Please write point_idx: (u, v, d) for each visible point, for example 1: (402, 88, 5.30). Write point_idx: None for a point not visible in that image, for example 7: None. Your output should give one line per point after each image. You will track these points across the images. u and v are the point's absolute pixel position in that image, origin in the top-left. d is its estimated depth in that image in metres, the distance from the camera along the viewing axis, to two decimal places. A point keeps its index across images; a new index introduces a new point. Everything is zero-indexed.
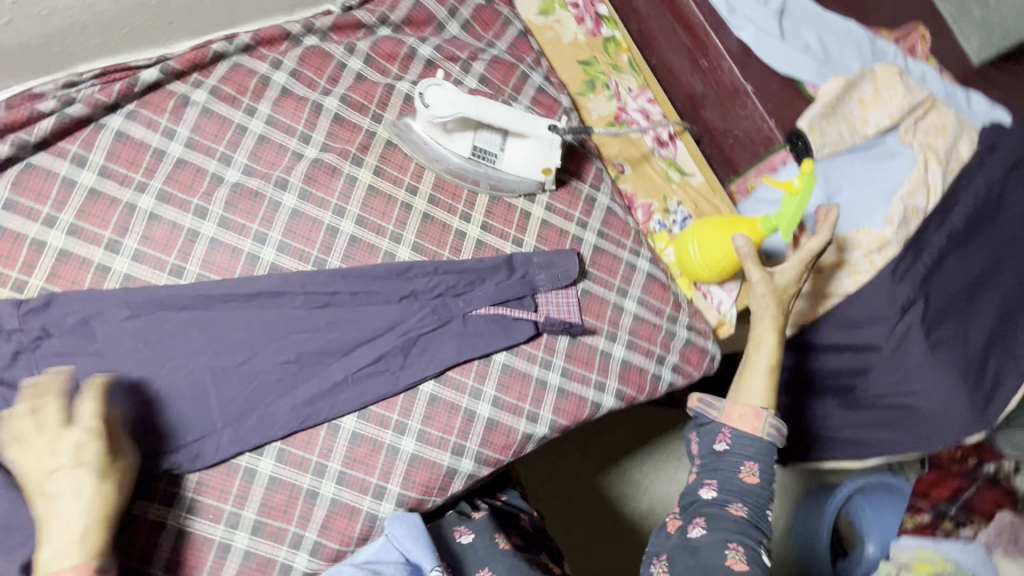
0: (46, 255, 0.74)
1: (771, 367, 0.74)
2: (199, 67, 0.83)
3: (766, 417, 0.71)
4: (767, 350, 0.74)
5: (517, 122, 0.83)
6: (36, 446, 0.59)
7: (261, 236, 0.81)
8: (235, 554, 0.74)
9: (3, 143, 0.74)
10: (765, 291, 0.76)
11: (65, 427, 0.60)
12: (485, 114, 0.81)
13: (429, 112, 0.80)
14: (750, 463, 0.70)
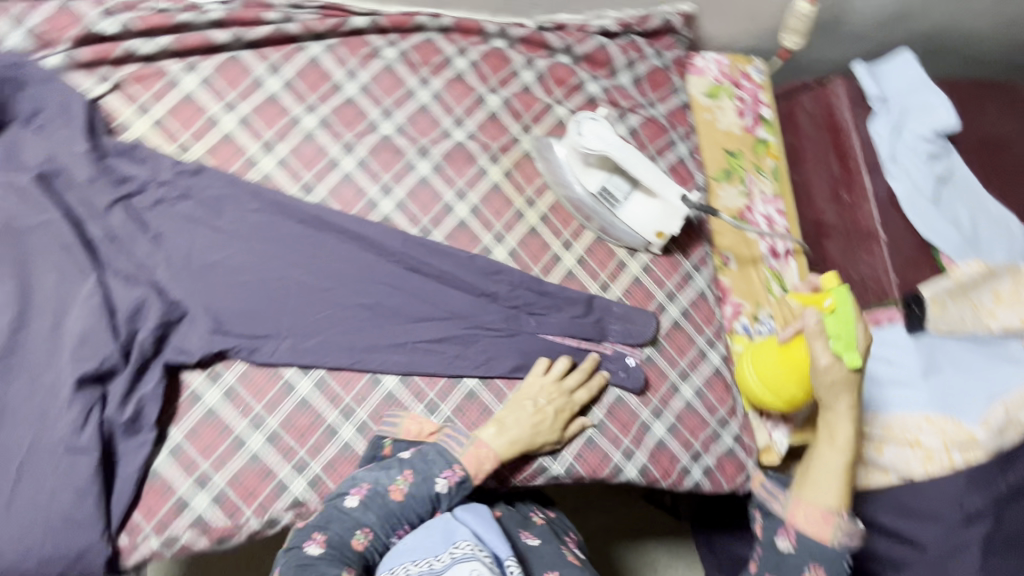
0: (214, 132, 0.83)
1: (844, 466, 0.74)
2: (399, 30, 0.92)
3: (835, 522, 0.71)
4: (840, 447, 0.75)
5: (652, 181, 0.85)
6: (542, 382, 0.81)
7: (386, 188, 0.87)
8: (244, 452, 0.73)
9: (226, 32, 0.84)
10: (833, 380, 0.74)
11: (559, 376, 0.82)
12: (629, 161, 0.84)
13: (581, 142, 0.85)
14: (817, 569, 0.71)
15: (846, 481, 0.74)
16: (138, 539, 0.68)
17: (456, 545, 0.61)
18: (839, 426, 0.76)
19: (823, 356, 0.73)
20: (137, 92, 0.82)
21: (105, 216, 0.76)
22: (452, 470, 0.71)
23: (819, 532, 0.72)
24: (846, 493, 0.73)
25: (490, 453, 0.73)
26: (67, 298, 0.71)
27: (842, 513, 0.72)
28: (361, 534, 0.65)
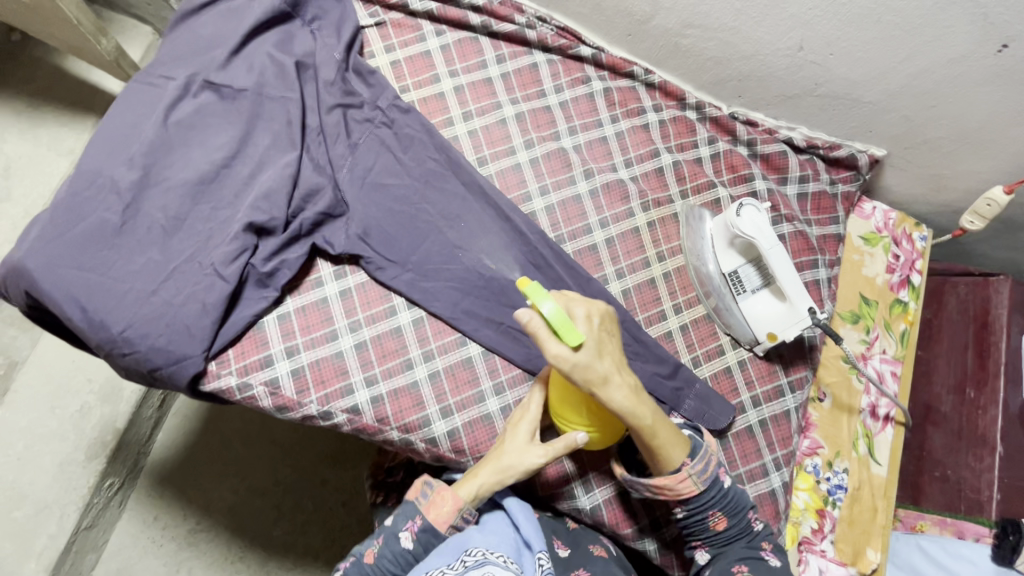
0: (432, 87, 0.96)
1: (663, 430, 0.72)
2: (612, 70, 1.03)
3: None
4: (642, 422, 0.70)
5: (783, 282, 0.84)
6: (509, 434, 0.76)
7: (544, 189, 0.95)
8: (333, 346, 0.80)
9: (479, 17, 0.98)
10: (592, 363, 0.66)
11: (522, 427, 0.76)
12: (773, 257, 0.84)
13: (733, 220, 0.87)
14: None
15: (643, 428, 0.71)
16: (223, 372, 0.76)
17: (467, 551, 0.71)
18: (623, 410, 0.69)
19: (560, 346, 0.64)
20: (392, 34, 0.97)
21: (324, 113, 0.89)
22: (416, 517, 0.73)
23: (691, 492, 0.74)
24: (678, 439, 0.73)
25: (447, 498, 0.73)
26: (270, 161, 0.84)
27: (687, 462, 0.73)
28: (373, 544, 0.73)
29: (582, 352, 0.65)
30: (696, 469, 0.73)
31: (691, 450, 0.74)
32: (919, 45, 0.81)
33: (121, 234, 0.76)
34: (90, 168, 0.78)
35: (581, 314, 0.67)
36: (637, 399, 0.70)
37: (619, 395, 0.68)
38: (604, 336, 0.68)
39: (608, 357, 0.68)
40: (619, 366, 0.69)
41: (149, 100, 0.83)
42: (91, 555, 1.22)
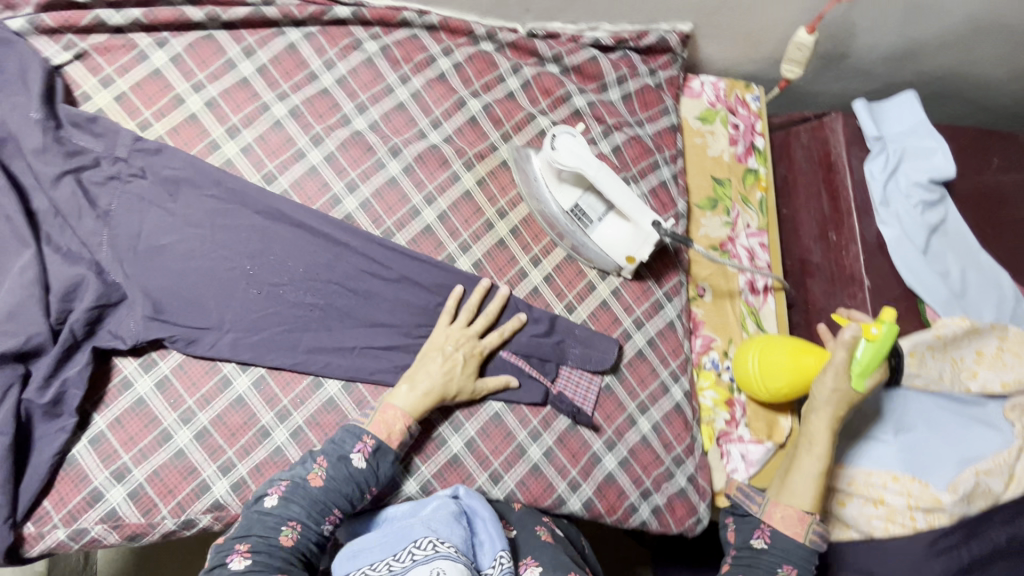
0: (179, 111, 0.80)
1: (818, 472, 0.74)
2: (384, 24, 0.89)
3: (811, 524, 0.72)
4: (819, 454, 0.74)
5: (624, 204, 0.82)
6: (455, 328, 0.78)
7: (352, 185, 0.84)
8: (169, 448, 0.70)
9: (200, 10, 0.81)
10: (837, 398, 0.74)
11: (467, 325, 0.80)
12: (602, 180, 0.81)
13: (553, 158, 0.83)
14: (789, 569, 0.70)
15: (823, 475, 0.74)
16: (44, 529, 0.65)
17: (415, 542, 0.63)
18: (817, 437, 0.75)
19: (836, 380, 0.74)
20: (102, 64, 0.79)
21: (48, 190, 0.73)
22: (369, 438, 0.69)
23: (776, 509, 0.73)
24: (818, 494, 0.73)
25: (397, 414, 0.71)
26: (1, 271, 0.69)
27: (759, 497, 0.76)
28: (290, 529, 0.62)
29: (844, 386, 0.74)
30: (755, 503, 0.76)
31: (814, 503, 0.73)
32: None
33: None
34: None
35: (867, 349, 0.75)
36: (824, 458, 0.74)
37: (818, 435, 0.75)
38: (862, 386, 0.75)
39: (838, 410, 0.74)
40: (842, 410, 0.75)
41: None
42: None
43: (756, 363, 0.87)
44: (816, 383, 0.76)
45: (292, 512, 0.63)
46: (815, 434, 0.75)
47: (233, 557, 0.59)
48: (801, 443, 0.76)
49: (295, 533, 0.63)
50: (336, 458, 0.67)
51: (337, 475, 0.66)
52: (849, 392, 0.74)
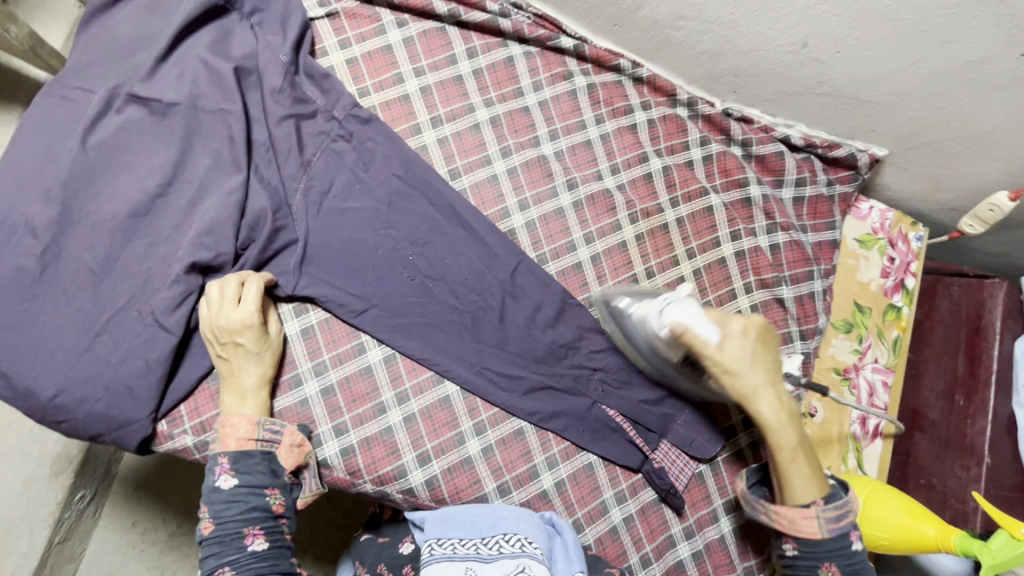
0: (396, 89, 0.85)
1: (808, 466, 0.69)
2: (597, 64, 0.92)
3: (819, 515, 0.68)
4: (791, 449, 0.70)
5: (687, 319, 0.70)
6: (224, 304, 0.68)
7: (524, 204, 0.87)
8: (297, 394, 0.74)
9: (445, 5, 0.86)
10: (766, 389, 0.71)
11: (233, 300, 0.69)
12: (724, 345, 0.70)
13: (655, 323, 0.72)
14: (829, 566, 0.68)
15: (813, 464, 0.70)
16: (175, 431, 0.69)
17: (506, 537, 0.66)
18: (767, 413, 0.70)
19: (754, 369, 0.71)
20: (345, 26, 0.84)
21: (268, 124, 0.77)
22: (224, 456, 0.66)
23: (812, 536, 0.68)
24: (818, 477, 0.70)
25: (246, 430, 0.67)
26: (210, 185, 0.74)
27: (819, 503, 0.68)
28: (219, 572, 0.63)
29: (761, 371, 0.71)
30: (828, 514, 0.67)
31: (828, 494, 0.69)
32: (932, 45, 0.72)
33: (43, 283, 0.66)
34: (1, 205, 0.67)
35: (736, 330, 0.71)
36: (804, 448, 0.70)
37: (774, 426, 0.70)
38: (771, 348, 0.73)
39: (780, 390, 0.72)
40: (769, 376, 0.72)
41: (64, 117, 0.71)
42: (68, 567, 1.21)
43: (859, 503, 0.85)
44: (744, 400, 0.71)
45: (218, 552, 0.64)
46: (766, 418, 0.70)
47: (250, 539, 0.64)
48: (771, 450, 0.70)
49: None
50: (249, 518, 0.65)
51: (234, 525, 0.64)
52: (768, 343, 0.73)
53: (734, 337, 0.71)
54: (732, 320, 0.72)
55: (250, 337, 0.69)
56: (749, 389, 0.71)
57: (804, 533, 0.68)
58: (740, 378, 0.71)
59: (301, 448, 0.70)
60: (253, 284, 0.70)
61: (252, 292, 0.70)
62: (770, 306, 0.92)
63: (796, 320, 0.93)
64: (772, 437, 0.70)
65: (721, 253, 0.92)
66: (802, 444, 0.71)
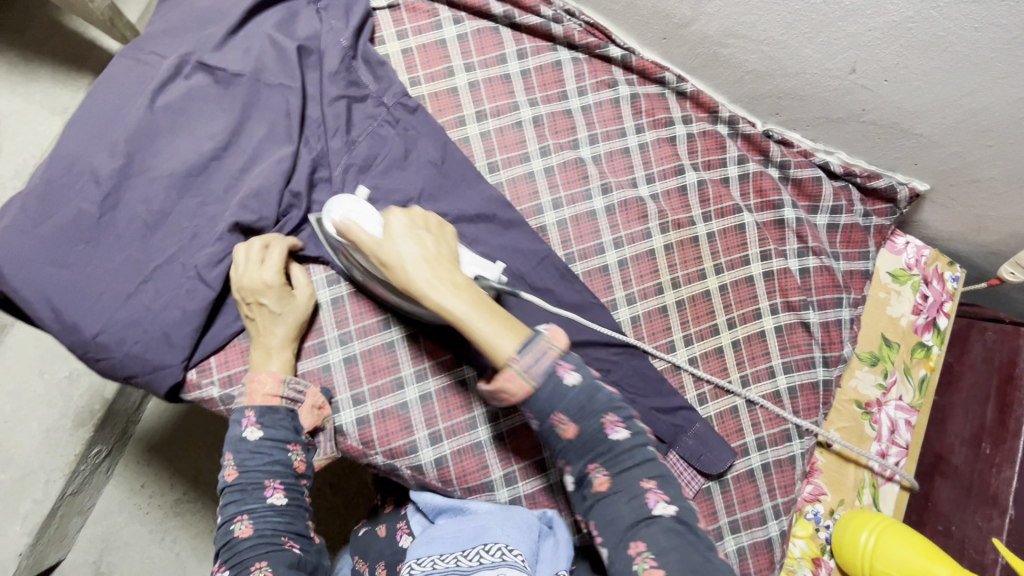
0: (445, 81, 0.88)
1: (489, 314, 0.53)
2: (642, 75, 0.94)
3: (511, 353, 0.52)
4: (455, 304, 0.54)
5: (351, 217, 0.64)
6: (252, 266, 0.71)
7: (558, 203, 0.89)
8: (320, 360, 0.76)
9: (501, 7, 0.90)
10: (427, 266, 0.56)
11: (260, 263, 0.71)
12: (384, 227, 0.59)
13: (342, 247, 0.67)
14: (558, 420, 0.54)
15: (479, 299, 0.54)
16: (203, 381, 0.72)
17: (485, 547, 0.63)
18: (424, 285, 0.54)
19: (413, 247, 0.58)
20: (405, 18, 0.88)
21: (322, 103, 0.81)
22: (252, 410, 0.69)
23: (522, 394, 0.52)
24: (501, 316, 0.54)
25: (271, 386, 0.70)
26: (261, 154, 0.77)
27: (514, 357, 0.52)
28: (240, 521, 0.64)
29: (417, 245, 0.57)
30: (523, 364, 0.52)
31: (522, 340, 0.53)
32: (983, 81, 0.72)
33: (99, 228, 0.70)
34: (69, 152, 0.71)
35: (391, 218, 0.60)
36: (482, 306, 0.54)
37: (436, 300, 0.54)
38: (441, 230, 0.62)
39: (454, 266, 0.57)
40: (427, 242, 0.58)
41: (137, 78, 0.76)
42: (76, 518, 1.26)
43: (871, 540, 0.83)
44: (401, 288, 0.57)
45: (241, 499, 0.65)
46: (425, 293, 0.54)
47: (270, 491, 0.66)
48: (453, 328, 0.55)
49: (247, 525, 0.64)
50: (271, 470, 0.67)
51: (257, 474, 0.67)
52: (432, 228, 0.61)
53: (396, 222, 0.59)
54: (393, 211, 0.61)
55: (274, 298, 0.71)
56: (404, 265, 0.56)
57: (509, 394, 0.52)
58: (395, 269, 0.56)
59: (321, 411, 0.73)
60: (274, 249, 0.72)
61: (273, 255, 0.72)
62: (794, 329, 0.91)
63: (820, 345, 0.92)
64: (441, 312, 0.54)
65: (749, 271, 0.92)
66: (477, 300, 0.54)
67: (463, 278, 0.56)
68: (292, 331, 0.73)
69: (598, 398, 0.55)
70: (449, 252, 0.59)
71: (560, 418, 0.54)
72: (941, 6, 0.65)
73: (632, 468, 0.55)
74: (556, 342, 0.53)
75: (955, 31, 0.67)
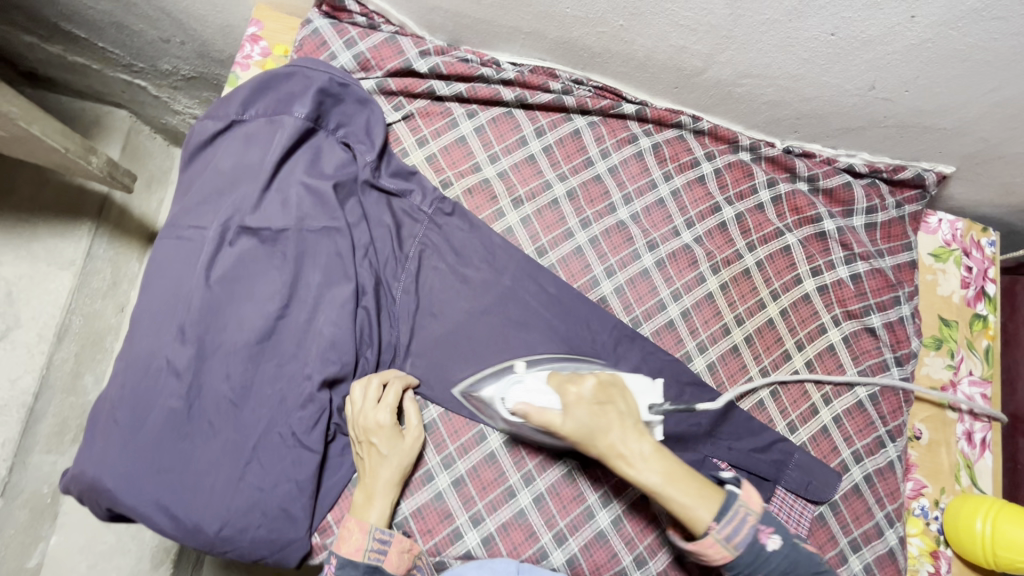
0: (475, 176, 0.89)
1: (671, 477, 0.62)
2: (659, 123, 0.95)
3: (716, 532, 0.61)
4: (648, 472, 0.63)
5: (526, 396, 0.69)
6: (363, 409, 0.73)
7: (610, 269, 0.90)
8: (430, 488, 0.77)
9: (512, 92, 0.90)
10: (621, 442, 0.64)
11: (375, 407, 0.73)
12: (564, 387, 0.67)
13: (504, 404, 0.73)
14: (764, 548, 0.62)
15: (673, 472, 0.63)
16: (328, 540, 0.74)
17: None
18: (623, 460, 0.63)
19: (594, 421, 0.65)
20: (421, 126, 0.88)
21: (368, 234, 0.81)
22: (334, 558, 0.69)
23: (723, 559, 0.62)
24: (702, 489, 0.63)
25: (357, 537, 0.69)
26: (320, 301, 0.76)
27: (713, 526, 0.61)
28: None
29: (606, 420, 0.65)
30: (723, 534, 0.61)
31: (719, 508, 0.62)
32: (1011, 77, 0.74)
33: (191, 420, 0.70)
34: (142, 351, 0.71)
35: (574, 394, 0.66)
36: (684, 480, 0.63)
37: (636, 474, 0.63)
38: (612, 390, 0.68)
39: (639, 430, 0.65)
40: (603, 407, 0.66)
41: (185, 257, 0.75)
42: None
43: (988, 528, 0.85)
44: (583, 440, 0.65)
45: None
46: (619, 466, 0.64)
47: None
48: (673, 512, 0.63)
49: None
50: None
51: None
52: (603, 386, 0.68)
53: (578, 397, 0.66)
54: (569, 383, 0.68)
55: (380, 443, 0.72)
56: (594, 438, 0.65)
57: (714, 559, 0.63)
58: (595, 443, 0.65)
59: (410, 551, 0.72)
60: (384, 393, 0.74)
61: (385, 398, 0.74)
62: (861, 336, 0.93)
63: (889, 347, 0.94)
64: (638, 482, 0.63)
65: (804, 289, 0.94)
66: (671, 471, 0.63)
67: (639, 435, 0.65)
68: (393, 474, 0.73)
69: (796, 560, 0.63)
70: (622, 413, 0.66)
71: (772, 542, 0.63)
72: (960, 26, 0.67)
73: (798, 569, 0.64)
74: (753, 508, 0.63)
75: (977, 43, 0.69)
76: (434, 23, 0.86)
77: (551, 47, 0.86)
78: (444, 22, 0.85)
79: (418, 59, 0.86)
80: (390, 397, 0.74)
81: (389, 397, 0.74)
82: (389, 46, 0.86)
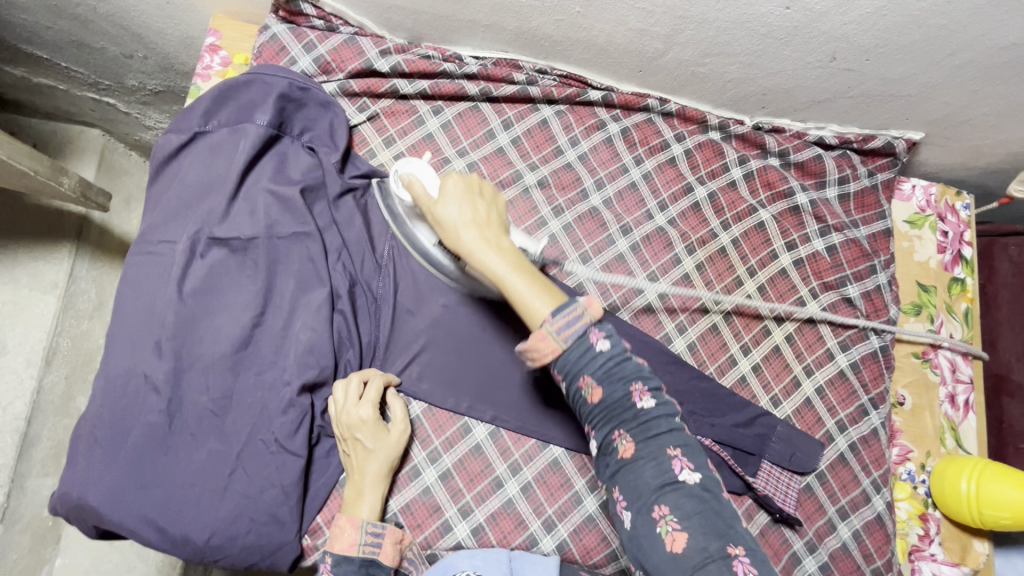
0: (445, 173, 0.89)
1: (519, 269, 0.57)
2: (626, 108, 0.95)
3: (546, 320, 0.55)
4: (495, 260, 0.58)
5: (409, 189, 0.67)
6: (346, 406, 0.73)
7: (585, 256, 0.90)
8: (418, 483, 0.78)
9: (476, 86, 0.89)
10: (480, 230, 0.59)
11: (358, 404, 0.73)
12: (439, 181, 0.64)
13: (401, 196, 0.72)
14: (586, 382, 0.56)
15: (525, 268, 0.58)
16: (319, 541, 0.74)
17: None
18: (475, 248, 0.58)
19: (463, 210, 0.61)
20: (387, 125, 0.88)
21: (339, 237, 0.82)
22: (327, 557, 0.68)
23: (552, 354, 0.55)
24: (547, 289, 0.57)
25: (349, 532, 0.70)
26: (295, 307, 0.76)
27: (547, 319, 0.55)
28: None
29: (470, 208, 0.61)
30: (554, 327, 0.54)
31: (556, 305, 0.56)
32: (969, 39, 0.74)
33: (174, 432, 0.70)
34: (121, 368, 0.71)
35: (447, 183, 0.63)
36: (529, 273, 0.58)
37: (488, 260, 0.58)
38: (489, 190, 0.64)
39: (501, 229, 0.61)
40: (471, 202, 0.61)
41: (157, 271, 0.75)
42: None
43: (972, 487, 0.86)
44: (444, 226, 0.61)
45: None
46: (475, 254, 0.58)
47: None
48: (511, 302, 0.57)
49: None
50: None
51: None
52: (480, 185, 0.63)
53: (448, 188, 0.62)
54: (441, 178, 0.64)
55: (365, 438, 0.73)
56: (455, 226, 0.60)
57: (542, 355, 0.55)
58: (454, 227, 0.60)
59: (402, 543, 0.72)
60: (366, 389, 0.74)
61: (367, 394, 0.74)
62: (839, 306, 0.94)
63: (867, 315, 0.94)
64: (486, 270, 0.58)
65: (780, 264, 0.94)
66: (521, 264, 0.58)
67: (500, 231, 0.60)
68: (381, 468, 0.73)
69: (619, 366, 0.56)
70: (492, 209, 0.62)
71: (588, 380, 0.56)
72: None
73: (656, 437, 0.56)
74: (592, 310, 0.55)
75: (930, 8, 0.70)
76: (393, 22, 0.86)
77: (511, 38, 0.86)
78: (402, 20, 0.84)
79: (379, 58, 0.86)
80: (372, 392, 0.74)
81: (371, 392, 0.74)
82: (349, 48, 0.85)
